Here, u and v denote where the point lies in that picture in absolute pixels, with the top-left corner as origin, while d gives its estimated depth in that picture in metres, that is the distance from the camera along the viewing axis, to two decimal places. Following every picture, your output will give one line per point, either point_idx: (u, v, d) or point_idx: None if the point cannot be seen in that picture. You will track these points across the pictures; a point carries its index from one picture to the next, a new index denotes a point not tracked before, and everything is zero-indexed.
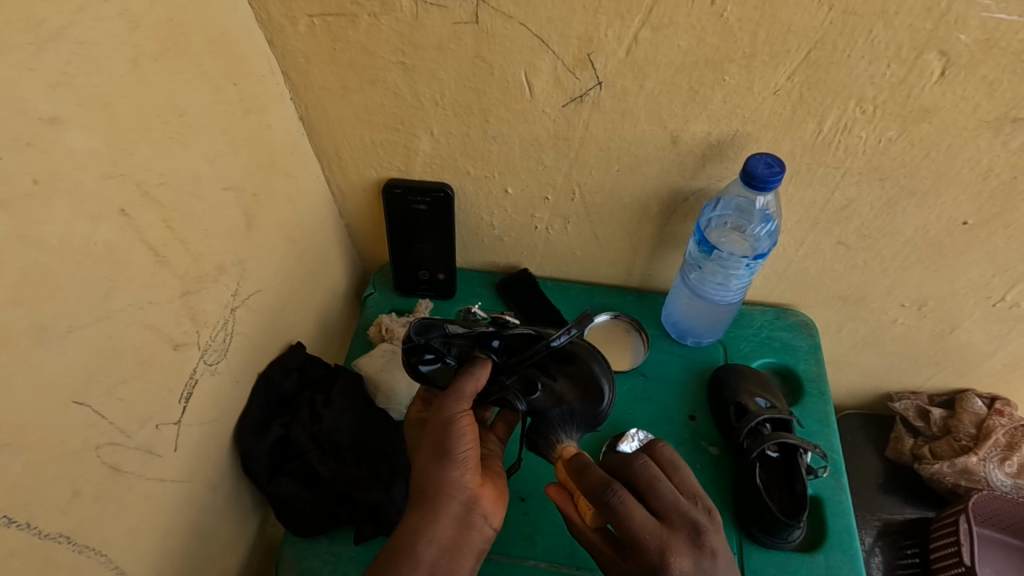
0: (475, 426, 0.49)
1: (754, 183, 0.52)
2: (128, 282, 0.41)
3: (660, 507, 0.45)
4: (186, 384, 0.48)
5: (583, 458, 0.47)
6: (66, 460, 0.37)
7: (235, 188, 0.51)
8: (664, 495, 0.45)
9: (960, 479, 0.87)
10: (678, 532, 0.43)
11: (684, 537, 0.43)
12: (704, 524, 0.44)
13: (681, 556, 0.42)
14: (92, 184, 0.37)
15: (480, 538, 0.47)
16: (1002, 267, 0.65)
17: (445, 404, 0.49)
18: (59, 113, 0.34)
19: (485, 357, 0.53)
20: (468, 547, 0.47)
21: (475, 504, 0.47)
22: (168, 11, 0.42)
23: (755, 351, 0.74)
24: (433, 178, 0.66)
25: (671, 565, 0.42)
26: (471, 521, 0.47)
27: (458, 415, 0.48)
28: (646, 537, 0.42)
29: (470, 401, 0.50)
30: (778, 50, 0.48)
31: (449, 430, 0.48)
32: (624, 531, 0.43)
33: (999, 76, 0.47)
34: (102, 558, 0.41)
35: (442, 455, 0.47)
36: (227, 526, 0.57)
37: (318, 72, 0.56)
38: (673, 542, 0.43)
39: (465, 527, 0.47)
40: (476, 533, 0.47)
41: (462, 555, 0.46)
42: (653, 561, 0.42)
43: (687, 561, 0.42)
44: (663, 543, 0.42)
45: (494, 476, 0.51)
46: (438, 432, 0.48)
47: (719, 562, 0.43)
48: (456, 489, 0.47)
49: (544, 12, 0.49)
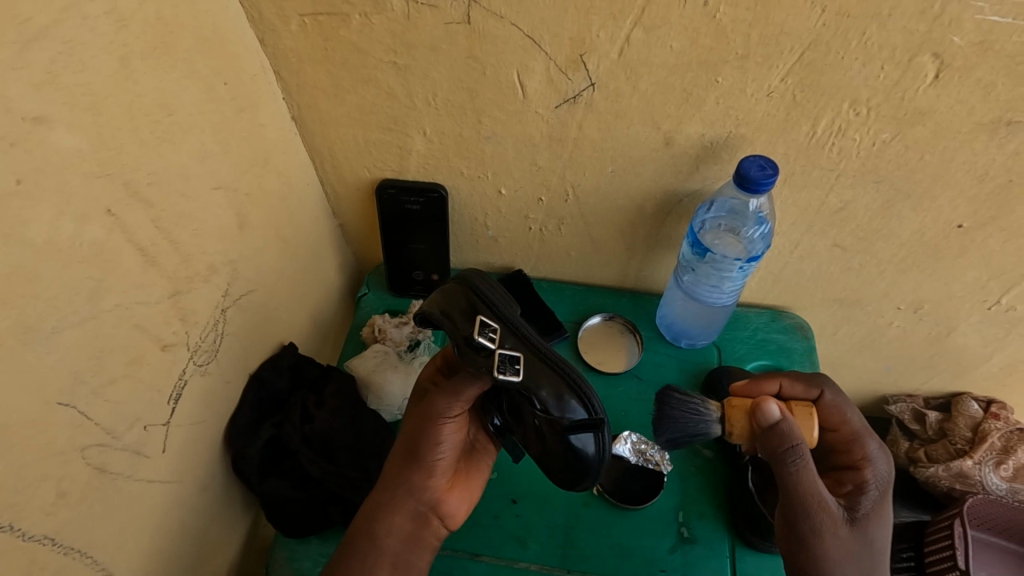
0: (457, 430, 0.52)
1: (747, 186, 0.52)
2: (116, 282, 0.40)
3: (837, 423, 0.58)
4: (175, 384, 0.48)
5: (782, 374, 0.60)
6: (51, 460, 0.37)
7: (227, 187, 0.51)
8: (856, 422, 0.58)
9: (955, 483, 0.87)
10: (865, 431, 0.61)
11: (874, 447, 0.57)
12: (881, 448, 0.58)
13: (873, 455, 0.57)
14: (77, 183, 0.37)
15: (433, 533, 0.53)
16: (998, 270, 0.65)
17: (422, 411, 0.52)
18: (44, 112, 0.34)
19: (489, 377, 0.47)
20: (424, 541, 0.53)
21: (434, 505, 0.53)
22: (158, 10, 0.41)
23: (750, 352, 0.74)
24: (426, 178, 0.66)
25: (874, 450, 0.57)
26: (430, 518, 0.53)
27: (438, 425, 0.51)
28: (866, 438, 0.57)
29: (466, 406, 0.51)
30: (771, 52, 0.48)
31: (431, 430, 0.51)
32: (851, 430, 0.57)
33: (994, 78, 0.47)
34: (88, 559, 0.41)
35: (417, 454, 0.52)
36: (216, 526, 0.57)
37: (311, 72, 0.56)
38: (867, 442, 0.57)
39: (422, 523, 0.52)
40: (432, 529, 0.53)
41: (418, 548, 0.52)
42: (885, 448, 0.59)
43: (868, 456, 0.57)
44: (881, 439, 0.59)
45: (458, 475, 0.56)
46: (419, 431, 0.52)
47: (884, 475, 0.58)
48: (418, 490, 0.52)
49: (536, 12, 0.48)
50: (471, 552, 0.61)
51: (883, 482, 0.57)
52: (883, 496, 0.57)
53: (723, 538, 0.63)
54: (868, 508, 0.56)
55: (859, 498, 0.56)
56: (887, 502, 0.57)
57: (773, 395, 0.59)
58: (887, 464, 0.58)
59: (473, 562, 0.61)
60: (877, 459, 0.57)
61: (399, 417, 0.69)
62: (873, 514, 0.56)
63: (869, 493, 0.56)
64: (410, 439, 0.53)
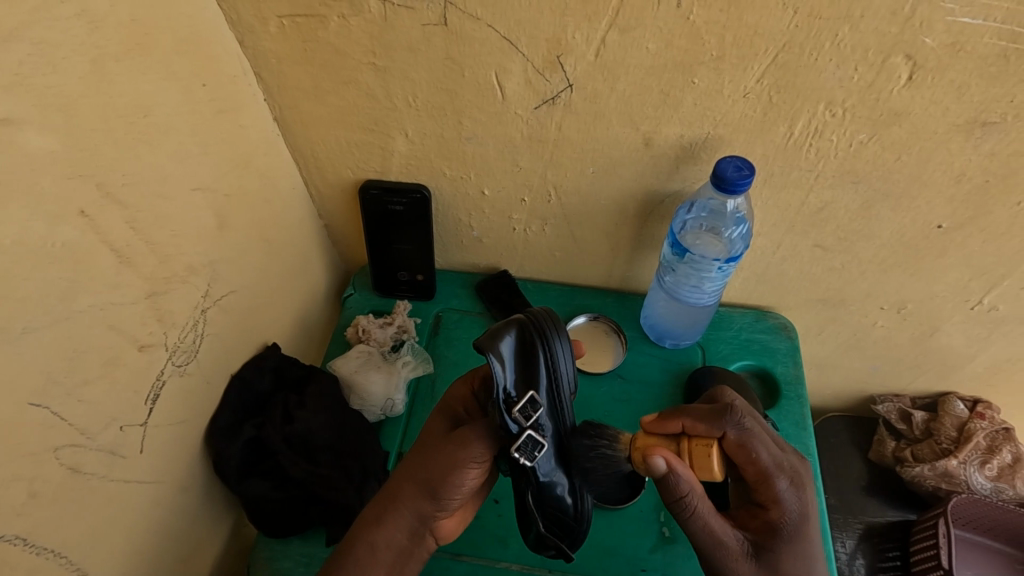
0: (480, 477, 0.50)
1: (723, 186, 0.52)
2: (91, 282, 0.41)
3: (746, 460, 0.51)
4: (153, 385, 0.48)
5: (685, 412, 0.50)
6: (22, 460, 0.37)
7: (206, 188, 0.51)
8: (761, 456, 0.51)
9: (942, 483, 0.86)
10: (791, 455, 0.54)
11: (785, 481, 0.52)
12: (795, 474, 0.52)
13: (785, 488, 0.51)
14: (49, 185, 0.37)
15: (426, 548, 0.53)
16: (979, 270, 0.65)
17: (450, 451, 0.49)
18: (14, 114, 0.34)
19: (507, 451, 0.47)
20: (416, 555, 0.52)
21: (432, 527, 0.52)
22: (132, 12, 0.42)
23: (733, 353, 0.75)
24: (409, 179, 0.66)
25: (784, 487, 0.51)
26: (424, 539, 0.53)
27: (460, 470, 0.49)
28: (776, 476, 0.51)
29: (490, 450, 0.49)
30: (746, 53, 0.48)
31: (456, 468, 0.49)
32: (762, 469, 0.51)
33: (967, 80, 0.47)
34: (61, 559, 0.41)
35: (432, 488, 0.50)
36: (197, 527, 0.57)
37: (291, 73, 0.56)
38: (774, 478, 0.51)
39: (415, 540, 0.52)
40: (425, 545, 0.53)
41: (409, 560, 0.52)
42: (799, 472, 0.53)
43: (782, 487, 0.51)
44: (795, 467, 0.53)
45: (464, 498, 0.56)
46: (442, 468, 0.50)
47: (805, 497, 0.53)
48: (419, 514, 0.51)
49: (512, 14, 0.49)
50: (453, 552, 0.61)
51: (800, 513, 0.52)
52: (801, 529, 0.52)
53: None
54: (780, 548, 0.51)
55: (774, 538, 0.51)
56: (811, 530, 0.52)
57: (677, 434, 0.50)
58: (802, 495, 0.52)
59: (454, 562, 0.61)
60: (788, 497, 0.51)
61: (382, 416, 0.69)
62: (787, 554, 0.50)
63: (785, 532, 0.51)
64: (429, 471, 0.50)
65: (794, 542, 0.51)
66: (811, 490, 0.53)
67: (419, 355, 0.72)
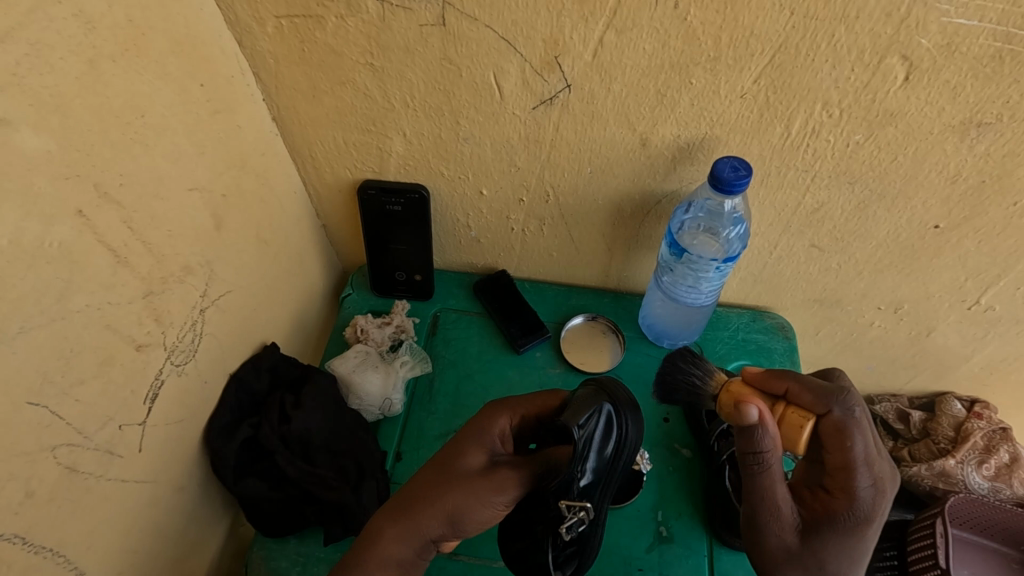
0: (498, 517, 0.48)
1: (720, 187, 0.53)
2: (87, 282, 0.41)
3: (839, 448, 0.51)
4: (150, 385, 0.48)
5: (794, 376, 0.52)
6: (17, 459, 0.37)
7: (203, 188, 0.51)
8: (854, 451, 0.51)
9: (938, 482, 0.87)
10: (884, 462, 0.53)
11: (868, 484, 0.52)
12: (882, 480, 0.52)
13: (863, 486, 0.51)
14: (44, 186, 0.37)
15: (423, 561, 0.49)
16: (974, 271, 0.65)
17: (484, 489, 0.47)
18: (10, 115, 0.34)
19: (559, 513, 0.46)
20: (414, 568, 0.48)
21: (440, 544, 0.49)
22: (128, 13, 0.42)
23: (730, 353, 0.75)
24: (406, 179, 0.66)
25: (860, 489, 0.51)
26: (429, 556, 0.49)
27: (487, 505, 0.47)
28: (859, 471, 0.51)
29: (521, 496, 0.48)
30: (742, 54, 0.48)
31: (485, 508, 0.47)
32: (846, 458, 0.51)
33: (962, 80, 0.47)
34: (57, 558, 0.41)
35: (456, 518, 0.47)
36: (194, 526, 0.57)
37: (288, 73, 0.56)
38: (855, 475, 0.51)
39: (421, 555, 0.48)
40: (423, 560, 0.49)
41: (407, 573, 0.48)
42: (884, 483, 0.53)
43: (866, 485, 0.52)
44: (880, 476, 0.52)
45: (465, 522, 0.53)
46: (468, 505, 0.47)
47: (885, 502, 0.53)
48: (431, 534, 0.47)
49: (508, 14, 0.49)
50: (448, 552, 0.62)
51: (867, 511, 0.52)
52: (869, 528, 0.52)
53: (701, 538, 0.63)
54: (829, 530, 0.52)
55: (830, 522, 0.52)
56: (866, 538, 0.52)
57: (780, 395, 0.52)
58: (878, 497, 0.52)
59: (450, 561, 0.61)
60: (865, 494, 0.52)
61: (380, 416, 0.70)
62: (836, 537, 0.51)
63: (843, 524, 0.52)
64: (457, 498, 0.47)
65: (861, 536, 0.52)
66: (886, 501, 0.53)
67: (417, 355, 0.73)
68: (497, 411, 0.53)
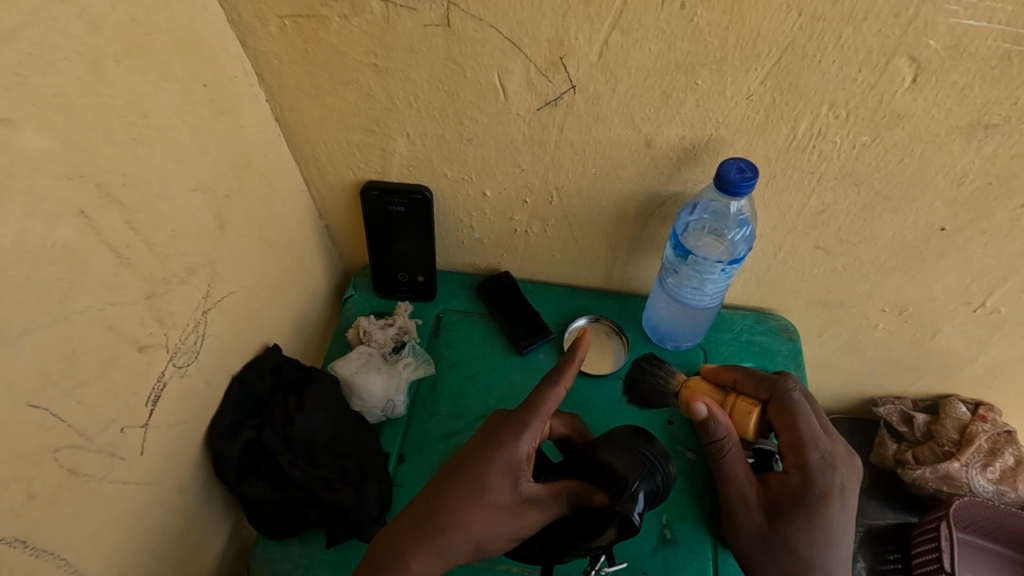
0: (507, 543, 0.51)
1: (726, 188, 0.52)
2: (89, 282, 0.40)
3: (789, 426, 0.60)
4: (153, 387, 0.48)
5: (740, 369, 0.65)
6: (20, 461, 0.37)
7: (206, 189, 0.51)
8: (805, 424, 0.60)
9: (943, 485, 0.87)
10: (836, 444, 0.61)
11: (822, 459, 0.59)
12: (831, 454, 0.60)
13: (816, 459, 0.59)
14: (47, 185, 0.37)
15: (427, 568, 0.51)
16: (980, 273, 0.65)
17: (511, 524, 0.48)
18: (13, 115, 0.34)
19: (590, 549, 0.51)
20: None
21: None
22: (132, 13, 0.42)
23: (734, 354, 0.74)
24: (410, 179, 0.66)
25: (811, 461, 0.59)
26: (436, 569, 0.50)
27: (506, 538, 0.48)
28: (808, 447, 0.59)
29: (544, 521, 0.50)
30: (748, 55, 0.48)
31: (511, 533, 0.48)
32: (796, 436, 0.60)
33: (970, 82, 0.47)
34: (59, 561, 0.41)
35: (481, 545, 0.48)
36: (196, 528, 0.56)
37: (291, 74, 0.56)
38: (809, 450, 0.59)
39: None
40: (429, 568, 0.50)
41: None
42: (830, 454, 0.60)
43: (818, 455, 0.59)
44: (821, 448, 0.60)
45: None
46: (496, 530, 0.48)
47: (846, 475, 0.60)
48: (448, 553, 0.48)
49: (513, 14, 0.49)
50: None
51: (823, 488, 0.59)
52: (834, 501, 0.59)
53: (706, 541, 0.63)
54: (806, 508, 0.58)
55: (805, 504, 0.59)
56: (832, 511, 0.59)
57: (729, 384, 0.65)
58: (830, 473, 0.59)
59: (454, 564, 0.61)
60: (816, 467, 0.59)
61: (383, 418, 0.69)
62: (805, 520, 0.58)
63: (813, 492, 0.59)
64: (484, 530, 0.47)
65: (826, 508, 0.59)
66: (842, 474, 0.60)
67: (420, 357, 0.72)
68: (532, 420, 0.49)
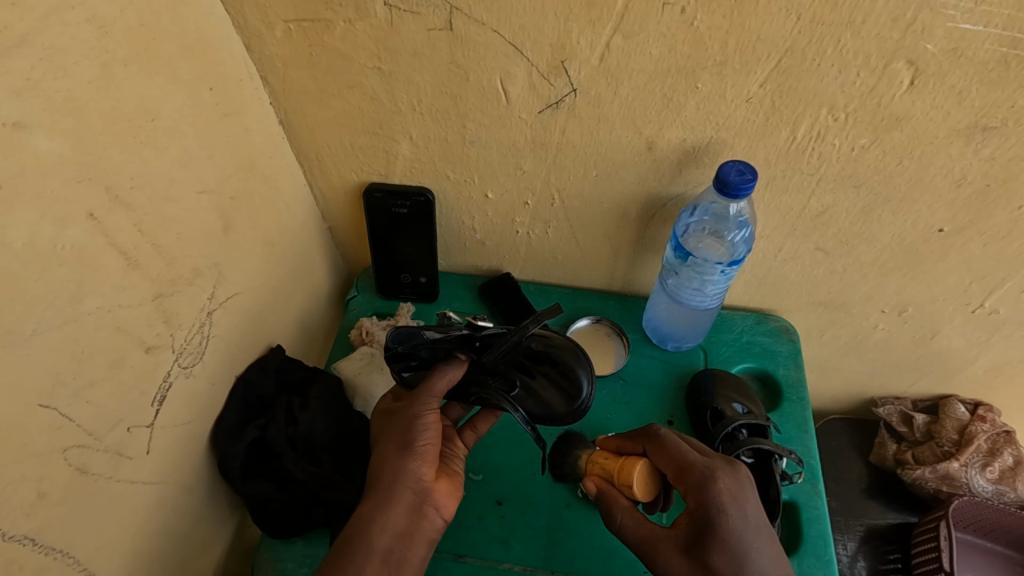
0: (436, 427, 0.53)
1: (726, 190, 0.53)
2: (98, 285, 0.41)
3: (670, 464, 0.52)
4: (159, 387, 0.48)
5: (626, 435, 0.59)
6: (30, 461, 0.37)
7: (211, 191, 0.52)
8: (675, 449, 0.52)
9: (942, 485, 0.86)
10: (723, 463, 0.51)
11: (701, 482, 0.49)
12: (716, 472, 0.50)
13: (701, 484, 0.49)
14: (58, 188, 0.37)
15: (430, 528, 0.51)
16: (979, 274, 0.65)
17: (418, 400, 0.52)
18: (23, 118, 0.35)
19: (462, 356, 0.55)
20: (419, 535, 0.50)
21: (430, 497, 0.51)
22: (140, 17, 0.42)
23: (735, 355, 0.75)
24: (413, 182, 0.67)
25: (704, 487, 0.49)
26: (424, 511, 0.51)
27: (427, 411, 0.52)
28: (689, 468, 0.51)
29: (439, 398, 0.53)
30: (748, 59, 0.49)
31: (413, 426, 0.52)
32: (675, 467, 0.52)
33: (968, 85, 0.47)
34: (69, 559, 0.42)
35: (405, 445, 0.51)
36: (201, 527, 0.57)
37: (296, 76, 0.56)
38: (692, 485, 0.50)
39: (418, 517, 0.50)
40: (428, 523, 0.51)
41: (413, 543, 0.50)
42: (704, 476, 0.50)
43: (703, 480, 0.50)
44: (705, 468, 0.50)
45: (450, 474, 0.55)
46: (402, 426, 0.52)
47: (743, 508, 0.48)
48: (414, 476, 0.51)
49: (516, 18, 0.49)
50: (455, 554, 0.62)
51: (715, 525, 0.48)
52: (729, 542, 0.47)
53: None
54: (703, 536, 0.48)
55: (700, 541, 0.48)
56: (737, 536, 0.47)
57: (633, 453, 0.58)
58: (716, 487, 0.49)
59: (457, 563, 0.61)
60: (708, 489, 0.49)
61: None
62: (710, 545, 0.47)
63: (704, 526, 0.48)
64: (388, 440, 0.53)
65: (715, 554, 0.47)
66: (727, 483, 0.49)
67: None
68: None
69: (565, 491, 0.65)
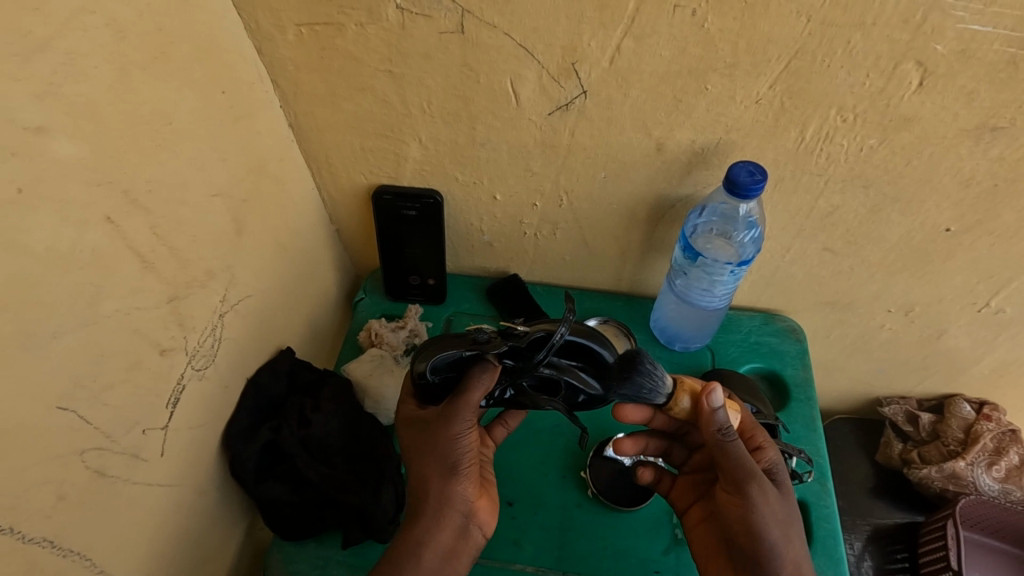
0: (475, 444, 0.52)
1: (736, 191, 0.53)
2: (116, 288, 0.41)
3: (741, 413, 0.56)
4: (173, 389, 0.48)
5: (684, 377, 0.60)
6: (50, 463, 0.38)
7: (225, 194, 0.52)
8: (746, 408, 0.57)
9: (949, 484, 0.86)
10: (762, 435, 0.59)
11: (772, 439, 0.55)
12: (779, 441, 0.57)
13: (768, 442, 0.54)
14: (78, 191, 0.37)
15: (474, 545, 0.53)
16: (986, 274, 0.65)
17: (456, 421, 0.50)
18: (45, 122, 0.35)
19: (494, 365, 0.49)
20: (465, 555, 0.52)
21: (474, 516, 0.53)
22: (157, 21, 0.42)
23: (742, 355, 0.75)
24: (422, 184, 0.67)
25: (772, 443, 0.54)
26: (467, 529, 0.52)
27: (465, 432, 0.50)
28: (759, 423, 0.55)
29: (474, 413, 0.50)
30: (758, 60, 0.49)
31: (450, 446, 0.50)
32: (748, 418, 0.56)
33: (977, 86, 0.48)
34: (87, 561, 0.42)
35: (450, 466, 0.51)
36: (214, 529, 0.57)
37: (307, 79, 0.57)
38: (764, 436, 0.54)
39: (464, 537, 0.52)
40: (472, 540, 0.53)
41: (458, 563, 0.51)
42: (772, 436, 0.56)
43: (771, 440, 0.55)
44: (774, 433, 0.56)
45: (485, 487, 0.57)
46: (438, 447, 0.51)
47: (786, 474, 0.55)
48: (461, 503, 0.52)
49: (528, 21, 0.49)
50: None
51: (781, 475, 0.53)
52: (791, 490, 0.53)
53: None
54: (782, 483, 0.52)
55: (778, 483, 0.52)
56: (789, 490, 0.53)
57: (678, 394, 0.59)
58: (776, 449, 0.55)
59: None
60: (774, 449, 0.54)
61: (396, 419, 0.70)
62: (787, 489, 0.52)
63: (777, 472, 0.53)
64: (427, 460, 0.51)
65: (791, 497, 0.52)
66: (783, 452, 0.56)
67: None
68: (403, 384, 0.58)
69: (575, 490, 0.65)
